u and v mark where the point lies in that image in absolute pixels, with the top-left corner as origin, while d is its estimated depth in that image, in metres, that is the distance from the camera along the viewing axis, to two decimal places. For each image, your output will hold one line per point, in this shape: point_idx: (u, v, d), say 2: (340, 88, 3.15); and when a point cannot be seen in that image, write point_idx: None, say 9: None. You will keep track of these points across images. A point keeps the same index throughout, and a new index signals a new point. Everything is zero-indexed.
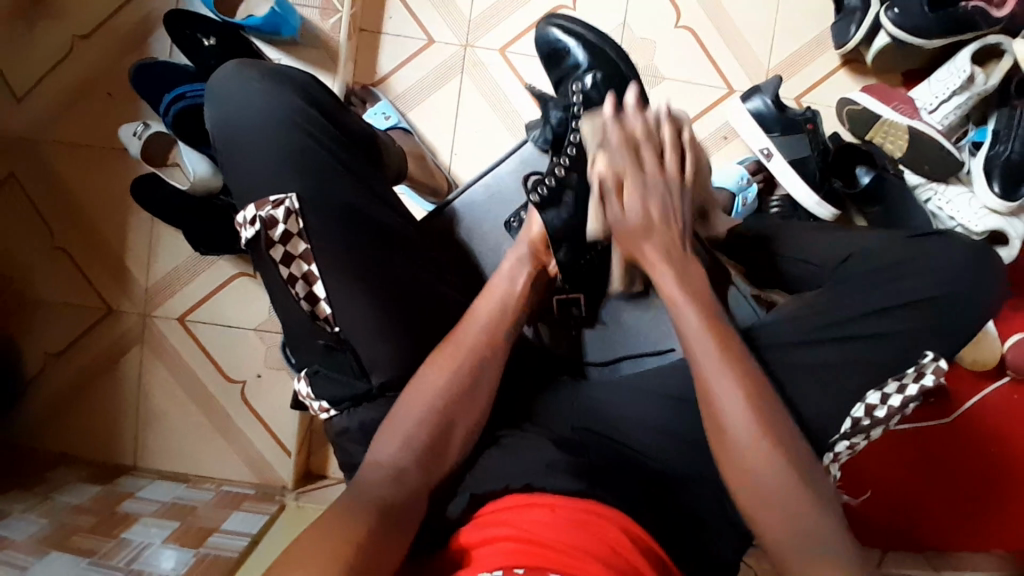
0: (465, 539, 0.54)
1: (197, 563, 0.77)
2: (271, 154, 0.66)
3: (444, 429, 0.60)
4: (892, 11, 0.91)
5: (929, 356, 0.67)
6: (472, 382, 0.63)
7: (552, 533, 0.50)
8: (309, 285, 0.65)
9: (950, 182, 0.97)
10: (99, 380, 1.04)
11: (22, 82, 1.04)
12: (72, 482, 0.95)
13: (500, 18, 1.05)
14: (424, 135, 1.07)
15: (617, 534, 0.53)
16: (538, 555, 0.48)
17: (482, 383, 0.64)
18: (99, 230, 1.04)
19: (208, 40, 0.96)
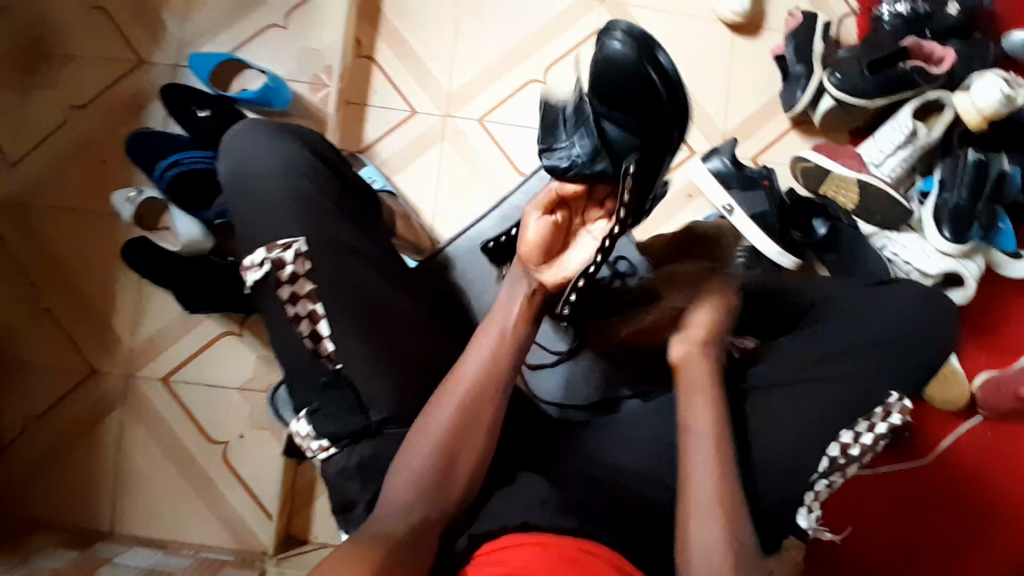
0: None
1: None
2: (280, 197, 0.74)
3: (436, 470, 0.62)
4: (834, 75, 1.04)
5: (894, 396, 0.70)
6: (469, 422, 0.63)
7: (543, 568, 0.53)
8: (313, 323, 0.72)
9: (902, 230, 1.05)
10: (79, 444, 1.04)
11: (14, 150, 1.08)
12: (49, 547, 0.93)
13: (478, 92, 1.14)
14: (407, 197, 1.12)
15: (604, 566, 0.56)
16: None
17: (477, 425, 0.63)
18: (87, 293, 1.06)
19: (203, 112, 1.03)
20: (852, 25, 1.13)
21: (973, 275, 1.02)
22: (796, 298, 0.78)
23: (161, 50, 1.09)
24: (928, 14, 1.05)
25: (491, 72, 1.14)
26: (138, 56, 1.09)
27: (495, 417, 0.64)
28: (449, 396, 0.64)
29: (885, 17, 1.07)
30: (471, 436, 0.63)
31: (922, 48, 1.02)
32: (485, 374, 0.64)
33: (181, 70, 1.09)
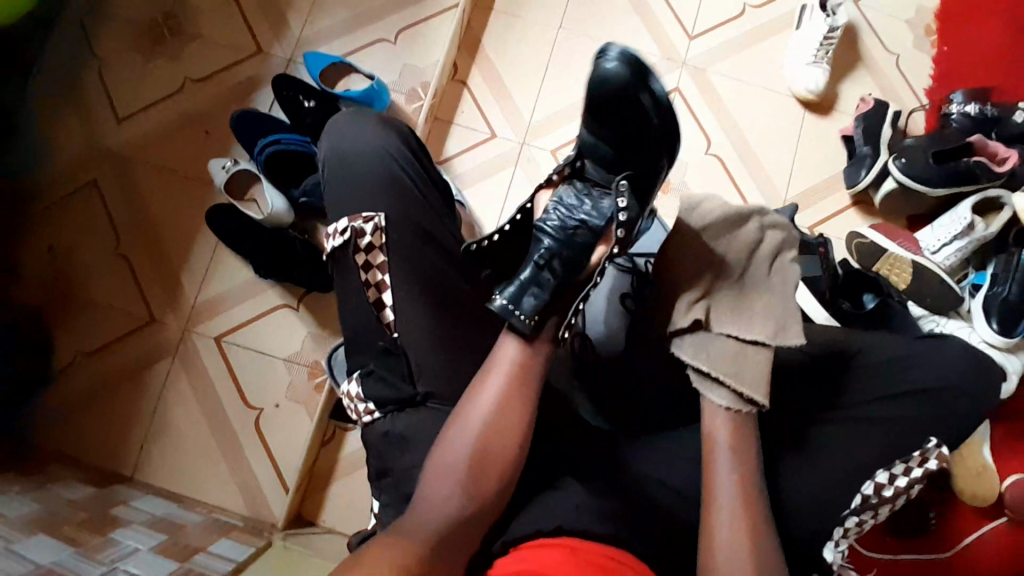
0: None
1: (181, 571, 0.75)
2: (373, 183, 0.74)
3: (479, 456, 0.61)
4: (900, 160, 1.08)
5: (932, 441, 0.71)
6: (500, 420, 0.62)
7: None
8: (380, 292, 0.70)
9: (950, 317, 1.07)
10: (122, 386, 1.08)
11: (129, 109, 1.18)
12: (71, 479, 0.96)
13: (557, 127, 1.22)
14: (473, 209, 1.19)
15: None
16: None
17: (506, 427, 0.62)
18: (166, 247, 1.12)
19: (309, 103, 1.12)
20: (921, 119, 1.19)
21: (1016, 370, 1.01)
22: (839, 347, 0.76)
23: (279, 44, 1.20)
24: (997, 118, 1.10)
25: (571, 111, 1.22)
26: (259, 47, 1.20)
27: (520, 428, 0.63)
28: (475, 399, 0.63)
29: (954, 115, 1.12)
30: (496, 440, 0.62)
31: (987, 147, 1.06)
32: (510, 381, 0.64)
33: (295, 64, 1.20)
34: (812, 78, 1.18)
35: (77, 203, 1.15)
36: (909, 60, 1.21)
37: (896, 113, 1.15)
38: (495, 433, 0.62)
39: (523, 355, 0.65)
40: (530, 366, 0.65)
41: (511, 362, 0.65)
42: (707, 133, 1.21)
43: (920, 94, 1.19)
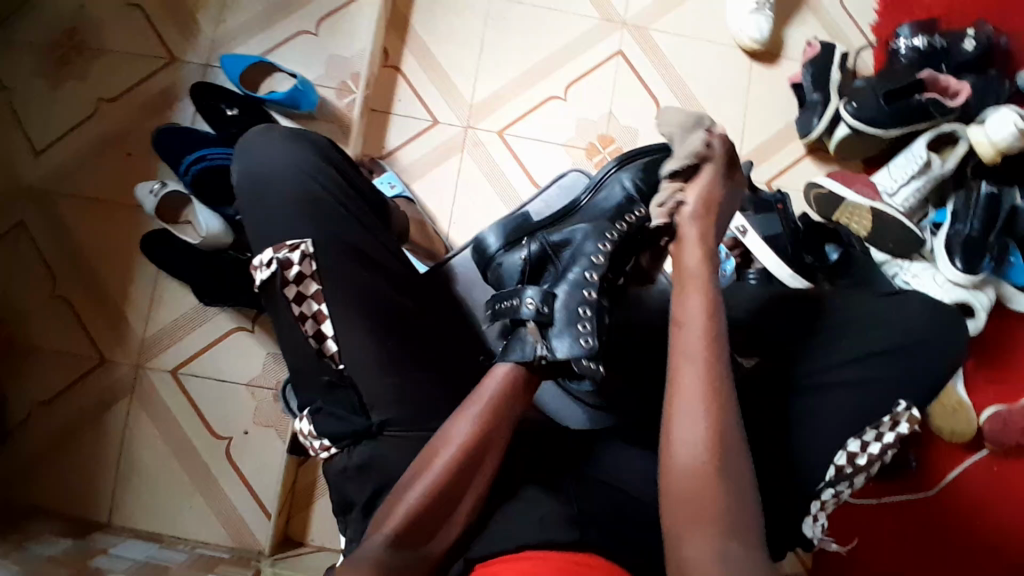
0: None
1: None
2: (289, 203, 0.70)
3: (442, 503, 0.59)
4: (851, 104, 1.05)
5: (903, 404, 0.71)
6: (467, 467, 0.61)
7: None
8: (318, 324, 0.67)
9: (913, 258, 1.05)
10: (84, 431, 1.03)
11: (43, 138, 1.10)
12: (49, 533, 0.91)
13: (500, 105, 1.17)
14: (424, 205, 1.14)
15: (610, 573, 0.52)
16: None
17: (479, 460, 0.61)
18: (106, 285, 1.07)
19: (231, 111, 1.06)
20: (869, 58, 1.16)
21: (984, 307, 1.01)
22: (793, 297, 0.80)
23: (193, 50, 1.13)
24: (945, 49, 1.07)
25: (514, 85, 1.17)
26: (171, 55, 1.12)
27: (480, 477, 0.62)
28: (449, 431, 0.62)
29: (902, 50, 1.09)
30: (469, 469, 0.61)
31: (938, 82, 1.04)
32: (492, 416, 0.63)
33: (212, 70, 1.12)
34: (756, 26, 1.14)
35: (4, 246, 1.07)
36: None
37: (844, 54, 1.11)
38: (467, 468, 0.61)
39: (496, 399, 0.64)
40: (505, 409, 0.64)
41: (496, 398, 0.64)
42: (656, 95, 1.17)
43: (867, 31, 1.16)
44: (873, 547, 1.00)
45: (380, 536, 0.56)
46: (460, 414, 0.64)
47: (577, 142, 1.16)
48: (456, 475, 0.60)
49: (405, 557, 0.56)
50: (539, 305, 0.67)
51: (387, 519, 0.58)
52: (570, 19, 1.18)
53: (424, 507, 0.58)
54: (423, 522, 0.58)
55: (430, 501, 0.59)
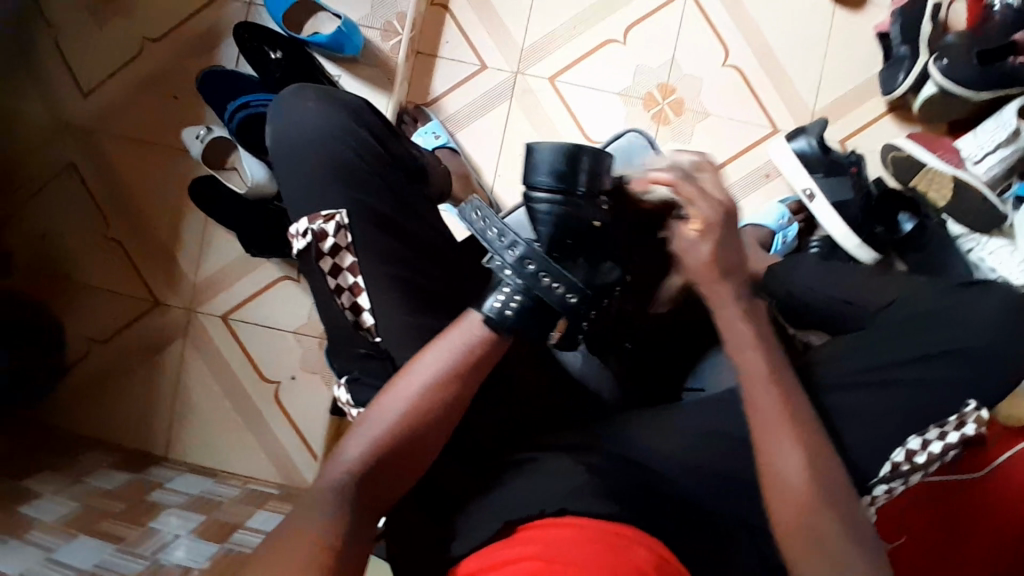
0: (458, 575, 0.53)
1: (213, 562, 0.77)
2: (321, 175, 0.68)
3: (393, 451, 0.56)
4: (941, 61, 0.94)
5: (972, 404, 0.66)
6: (419, 414, 0.57)
7: (578, 552, 0.49)
8: (355, 296, 0.66)
9: (993, 234, 0.96)
10: (141, 370, 1.09)
11: (90, 78, 1.10)
12: (103, 467, 0.98)
13: (552, 49, 1.09)
14: (469, 156, 1.10)
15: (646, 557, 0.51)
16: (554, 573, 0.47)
17: (447, 410, 0.58)
18: (157, 229, 1.09)
19: (274, 53, 1.02)
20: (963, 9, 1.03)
21: None
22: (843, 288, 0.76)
23: None
24: None
25: (569, 29, 1.09)
26: None
27: (435, 426, 0.57)
28: (412, 375, 0.58)
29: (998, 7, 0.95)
30: (435, 416, 0.57)
31: None
32: (462, 365, 0.58)
33: (255, 8, 1.08)
34: None
35: (59, 188, 1.10)
36: None
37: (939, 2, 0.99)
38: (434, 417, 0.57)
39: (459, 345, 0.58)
40: (467, 358, 0.58)
41: (468, 346, 0.58)
42: (723, 41, 1.07)
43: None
44: None
45: (337, 473, 0.55)
46: (426, 356, 0.59)
47: (633, 92, 1.08)
48: (420, 423, 0.56)
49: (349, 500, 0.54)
50: (567, 291, 0.58)
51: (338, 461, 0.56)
52: None
53: (384, 449, 0.56)
54: (383, 464, 0.56)
55: (392, 446, 0.56)
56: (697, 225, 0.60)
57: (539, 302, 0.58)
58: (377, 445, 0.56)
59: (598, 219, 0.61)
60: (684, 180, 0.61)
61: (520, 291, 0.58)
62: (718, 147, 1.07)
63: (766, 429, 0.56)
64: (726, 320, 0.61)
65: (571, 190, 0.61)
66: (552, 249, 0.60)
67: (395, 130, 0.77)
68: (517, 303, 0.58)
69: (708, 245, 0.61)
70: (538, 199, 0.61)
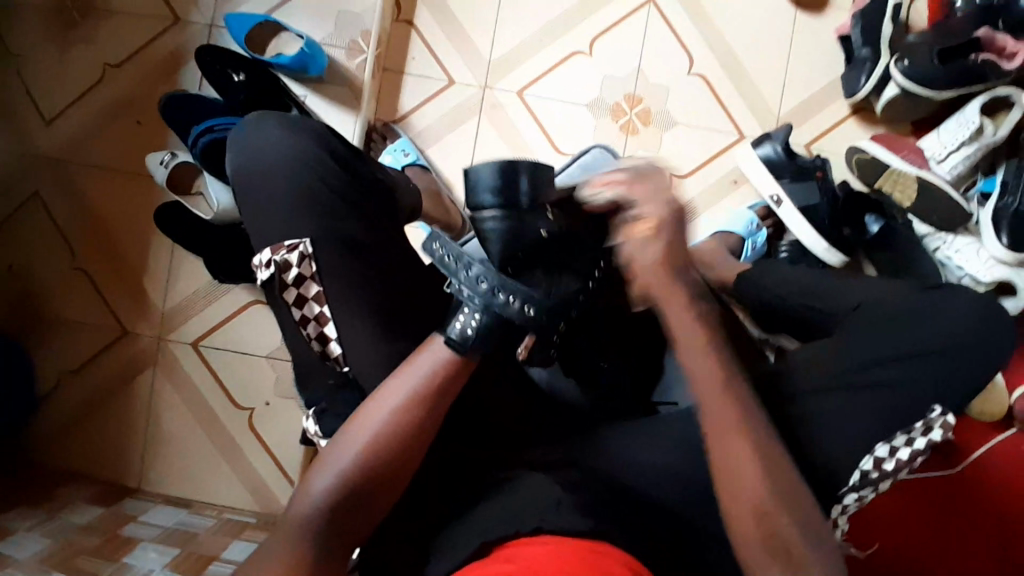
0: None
1: None
2: (284, 200, 0.66)
3: (359, 485, 0.55)
4: (902, 61, 0.95)
5: (937, 410, 0.67)
6: (384, 445, 0.55)
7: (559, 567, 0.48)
8: (321, 326, 0.64)
9: (959, 233, 0.97)
10: (111, 401, 1.06)
11: (50, 106, 1.08)
12: (75, 502, 0.96)
13: (519, 62, 1.09)
14: (440, 172, 1.09)
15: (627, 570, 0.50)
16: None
17: (414, 439, 0.56)
18: (124, 257, 1.07)
19: (238, 76, 1.01)
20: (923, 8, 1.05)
21: None
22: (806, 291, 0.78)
23: (196, 9, 1.07)
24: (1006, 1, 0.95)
25: (535, 41, 1.09)
26: (175, 15, 1.07)
27: (401, 456, 0.56)
28: (374, 407, 0.57)
29: (958, 3, 0.98)
30: (401, 447, 0.56)
31: (995, 41, 0.94)
32: (427, 393, 0.57)
33: (217, 31, 1.07)
34: None
35: (21, 219, 1.07)
36: None
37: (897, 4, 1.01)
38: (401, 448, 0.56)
39: (425, 372, 0.58)
40: (432, 384, 0.57)
41: (433, 374, 0.58)
42: (688, 50, 1.08)
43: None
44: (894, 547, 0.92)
45: (305, 509, 0.54)
46: (390, 386, 0.58)
47: (601, 102, 1.09)
48: (386, 455, 0.55)
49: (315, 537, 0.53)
50: (525, 304, 0.58)
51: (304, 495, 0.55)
52: None
53: (352, 483, 0.55)
54: (353, 499, 0.55)
55: (359, 479, 0.55)
56: (648, 227, 0.58)
57: (498, 318, 0.58)
58: (344, 478, 0.55)
59: (544, 228, 0.60)
60: (634, 182, 0.59)
61: (479, 308, 0.58)
62: (688, 155, 1.08)
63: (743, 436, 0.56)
64: (677, 319, 0.58)
65: (516, 204, 0.60)
66: (507, 265, 0.59)
67: (360, 152, 0.76)
68: (476, 320, 0.58)
69: (659, 244, 0.58)
70: (486, 216, 0.60)
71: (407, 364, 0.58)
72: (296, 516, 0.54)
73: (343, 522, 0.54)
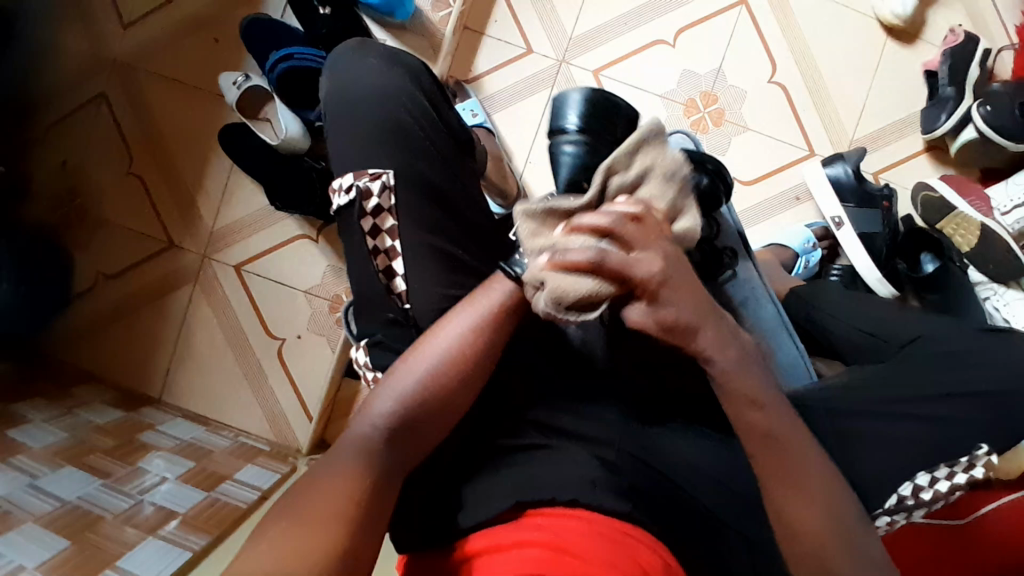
0: (470, 545, 0.54)
1: (200, 509, 0.77)
2: (372, 136, 0.67)
3: (421, 409, 0.54)
4: (984, 108, 0.94)
5: (983, 448, 0.66)
6: (451, 370, 0.56)
7: (585, 544, 0.50)
8: (390, 260, 0.65)
9: (1010, 285, 0.95)
10: (146, 310, 1.08)
11: (131, 11, 1.08)
12: (97, 402, 0.97)
13: (600, 43, 1.08)
14: (503, 139, 1.09)
15: (652, 558, 0.51)
16: (564, 564, 0.48)
17: (480, 362, 0.57)
18: (180, 171, 1.08)
19: (323, 10, 1.00)
20: (1009, 60, 1.03)
21: None
22: None
23: None
24: None
25: (619, 24, 1.08)
26: None
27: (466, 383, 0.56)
28: (446, 332, 0.57)
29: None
30: (462, 373, 0.56)
31: None
32: (494, 323, 0.57)
33: None
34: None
35: (86, 118, 1.08)
36: None
37: (986, 50, 1.00)
38: (464, 370, 0.56)
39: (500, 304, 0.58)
40: (509, 311, 0.58)
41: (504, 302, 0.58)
42: (773, 59, 1.07)
43: (1011, 32, 1.03)
44: None
45: (369, 425, 0.53)
46: (459, 312, 0.58)
47: (677, 96, 1.08)
48: (450, 376, 0.55)
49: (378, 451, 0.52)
50: None
51: (363, 416, 0.54)
52: None
53: (416, 400, 0.54)
54: (412, 421, 0.54)
55: (422, 396, 0.55)
56: (645, 291, 0.49)
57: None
58: (410, 394, 0.54)
59: None
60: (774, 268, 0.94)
61: (533, 259, 0.58)
62: (753, 162, 1.07)
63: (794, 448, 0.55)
64: None
65: None
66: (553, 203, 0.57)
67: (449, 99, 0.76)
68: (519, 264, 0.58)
69: (673, 304, 0.50)
70: (563, 144, 0.60)
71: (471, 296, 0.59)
72: (355, 435, 0.53)
73: (405, 439, 0.54)
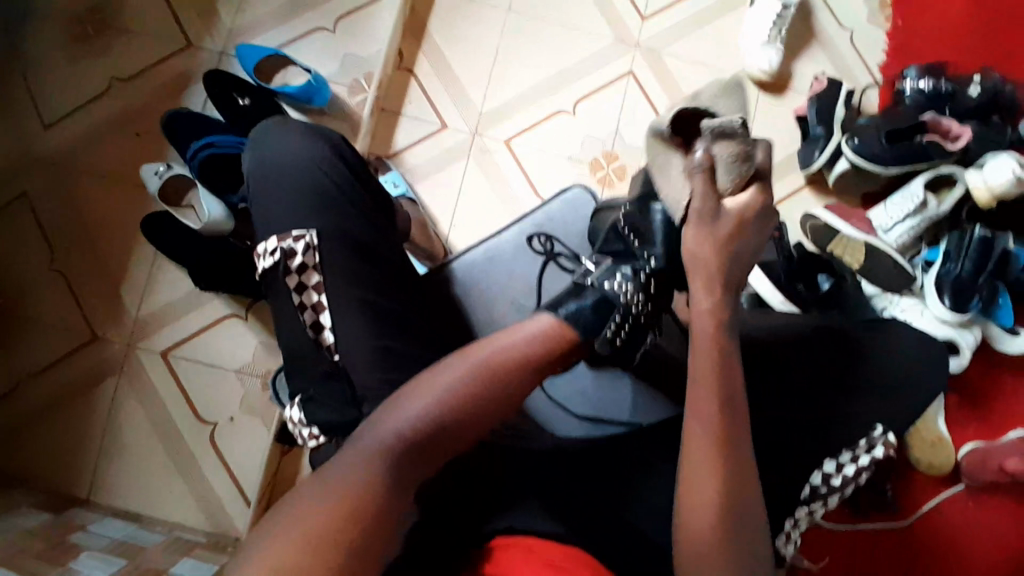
0: None
1: None
2: (293, 204, 0.71)
3: (456, 422, 0.56)
4: (853, 141, 1.08)
5: (879, 429, 0.74)
6: (486, 386, 0.57)
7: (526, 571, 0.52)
8: (317, 314, 0.67)
9: (903, 293, 1.06)
10: (70, 406, 1.03)
11: (54, 112, 1.11)
12: (22, 506, 0.91)
13: (510, 114, 1.18)
14: (427, 207, 1.15)
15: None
16: None
17: (515, 385, 0.59)
18: (105, 261, 1.07)
19: (243, 100, 1.07)
20: (874, 96, 1.19)
21: (970, 346, 1.03)
22: None
23: (211, 38, 1.14)
24: (951, 93, 1.09)
25: (527, 96, 1.19)
26: (189, 41, 1.14)
27: (504, 402, 0.58)
28: (488, 346, 0.60)
29: (908, 91, 1.12)
30: (495, 387, 0.58)
31: (940, 124, 1.07)
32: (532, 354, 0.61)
33: (229, 59, 1.14)
34: (765, 57, 1.16)
35: (6, 218, 1.08)
36: (860, 35, 1.21)
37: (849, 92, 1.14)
38: (498, 388, 0.58)
39: (546, 340, 0.63)
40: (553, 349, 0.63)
41: (538, 341, 0.62)
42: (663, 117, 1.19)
43: (874, 70, 1.20)
44: (845, 563, 1.02)
45: (399, 422, 0.54)
46: (502, 337, 0.62)
47: (583, 156, 1.17)
48: (484, 387, 0.57)
49: (404, 447, 0.53)
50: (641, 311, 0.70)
51: (391, 414, 0.55)
52: (581, 35, 1.20)
53: (447, 406, 0.55)
54: (440, 430, 0.55)
55: (451, 406, 0.56)
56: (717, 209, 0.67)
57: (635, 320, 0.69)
58: (446, 401, 0.56)
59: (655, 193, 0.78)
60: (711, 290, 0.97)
61: (612, 299, 0.68)
62: None
63: (697, 459, 0.56)
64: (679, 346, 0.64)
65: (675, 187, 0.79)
66: (652, 277, 0.72)
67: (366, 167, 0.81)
68: (591, 295, 0.67)
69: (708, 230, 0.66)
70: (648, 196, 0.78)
71: (509, 329, 0.63)
72: (382, 432, 0.53)
73: (426, 449, 0.54)
